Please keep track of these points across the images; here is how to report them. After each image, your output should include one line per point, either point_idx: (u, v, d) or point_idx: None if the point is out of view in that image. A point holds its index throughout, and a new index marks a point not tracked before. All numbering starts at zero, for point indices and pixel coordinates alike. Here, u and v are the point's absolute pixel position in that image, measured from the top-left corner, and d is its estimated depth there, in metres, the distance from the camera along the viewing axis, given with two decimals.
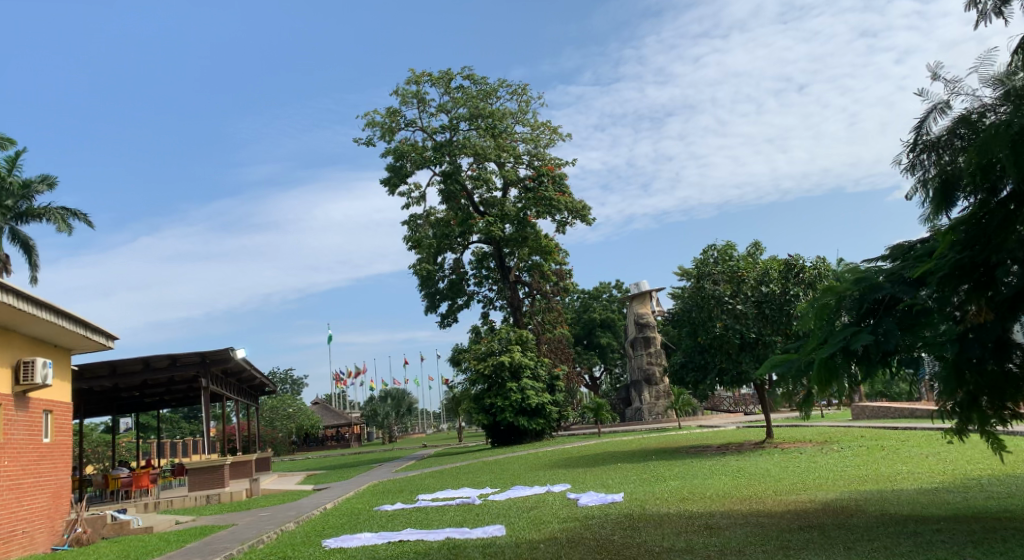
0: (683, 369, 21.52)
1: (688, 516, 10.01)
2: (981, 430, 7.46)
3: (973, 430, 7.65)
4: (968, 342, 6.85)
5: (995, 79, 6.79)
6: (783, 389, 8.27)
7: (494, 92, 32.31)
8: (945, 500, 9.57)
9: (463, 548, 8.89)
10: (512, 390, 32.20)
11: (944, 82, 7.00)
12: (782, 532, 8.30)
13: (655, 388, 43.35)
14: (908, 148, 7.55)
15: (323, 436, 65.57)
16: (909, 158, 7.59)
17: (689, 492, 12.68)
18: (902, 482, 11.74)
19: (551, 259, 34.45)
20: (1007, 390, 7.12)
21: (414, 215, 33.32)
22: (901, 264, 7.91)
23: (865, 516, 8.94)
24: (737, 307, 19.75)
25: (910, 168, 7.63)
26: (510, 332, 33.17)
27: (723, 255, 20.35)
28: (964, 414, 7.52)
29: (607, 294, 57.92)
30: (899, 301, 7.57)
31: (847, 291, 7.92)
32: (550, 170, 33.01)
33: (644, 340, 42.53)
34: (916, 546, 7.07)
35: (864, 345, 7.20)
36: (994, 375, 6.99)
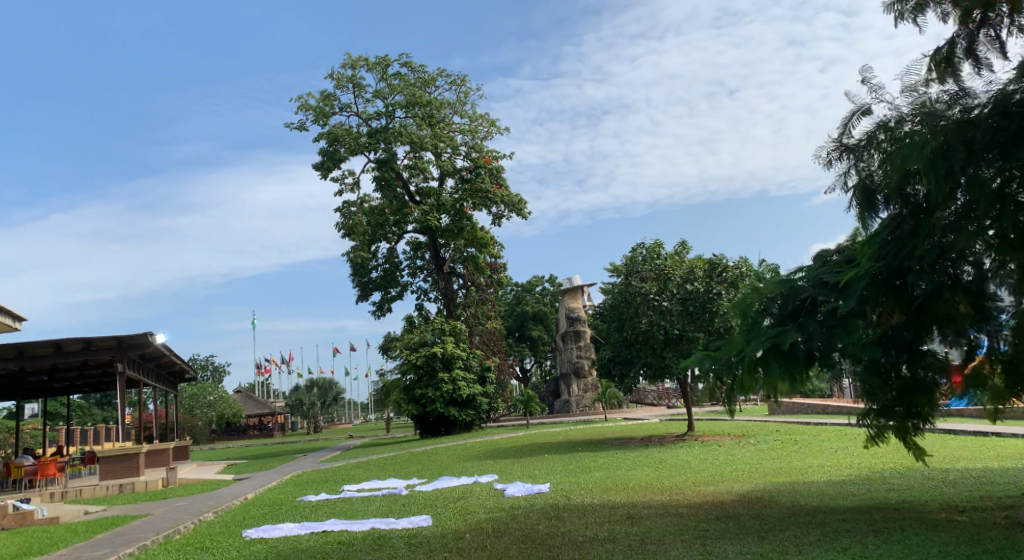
0: (610, 363, 21.88)
1: (610, 505, 10.22)
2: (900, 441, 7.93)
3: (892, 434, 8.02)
4: (885, 346, 7.32)
5: (912, 89, 7.23)
6: (704, 384, 8.48)
7: (433, 82, 32.07)
8: (851, 492, 10.09)
9: (387, 537, 8.85)
10: (443, 381, 32.12)
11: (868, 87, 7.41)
12: (700, 522, 8.56)
13: (583, 381, 44.08)
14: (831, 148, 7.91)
15: (244, 426, 63.94)
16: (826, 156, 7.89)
17: (614, 482, 12.99)
18: (812, 473, 12.35)
19: (486, 251, 34.30)
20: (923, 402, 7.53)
21: (346, 202, 32.70)
22: (819, 270, 8.36)
23: (778, 507, 9.31)
24: (663, 304, 20.19)
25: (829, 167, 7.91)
26: (443, 323, 33.00)
27: (651, 254, 20.84)
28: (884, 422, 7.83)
29: (539, 287, 58.40)
30: (819, 303, 8.08)
31: (772, 295, 8.31)
32: (487, 162, 32.88)
33: (575, 334, 43.06)
34: (822, 534, 7.41)
35: (792, 345, 7.53)
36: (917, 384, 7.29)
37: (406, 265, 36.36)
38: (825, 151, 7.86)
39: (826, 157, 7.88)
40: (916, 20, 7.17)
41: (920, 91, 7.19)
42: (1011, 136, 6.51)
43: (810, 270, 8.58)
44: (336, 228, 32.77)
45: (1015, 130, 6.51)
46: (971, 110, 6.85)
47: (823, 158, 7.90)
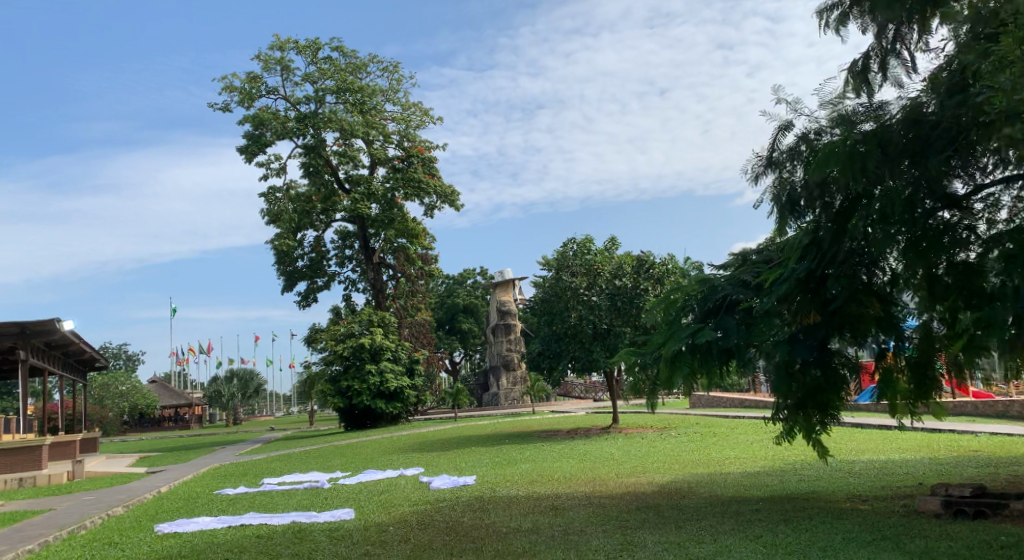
0: (539, 356, 22.01)
1: (534, 497, 10.28)
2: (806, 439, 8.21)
3: (800, 431, 8.16)
4: (798, 346, 7.63)
5: (830, 102, 7.48)
6: (630, 378, 8.73)
7: (365, 68, 31.53)
8: (766, 483, 10.45)
9: (309, 531, 8.66)
10: (370, 373, 31.71)
11: (787, 102, 7.61)
12: (621, 512, 8.70)
13: (512, 374, 44.45)
14: (758, 162, 8.15)
15: (159, 417, 61.61)
16: (753, 171, 8.15)
17: (539, 474, 13.09)
18: (728, 465, 12.73)
19: (417, 242, 33.96)
20: (829, 401, 7.85)
21: (272, 188, 31.82)
22: (740, 269, 8.61)
23: (696, 497, 9.57)
24: (592, 299, 20.45)
25: (757, 180, 8.13)
26: (372, 314, 32.53)
27: (582, 249, 21.14)
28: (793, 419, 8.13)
29: (471, 280, 58.32)
30: (738, 303, 8.30)
31: (693, 292, 8.57)
32: (420, 152, 32.54)
33: (505, 327, 43.15)
34: (736, 524, 7.64)
35: (706, 341, 7.85)
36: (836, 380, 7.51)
37: (335, 254, 35.71)
38: (752, 166, 8.12)
39: (752, 171, 8.12)
40: (838, 32, 7.38)
41: (837, 103, 7.45)
42: (918, 149, 6.84)
43: (731, 269, 8.81)
44: (261, 215, 31.87)
45: (922, 143, 6.84)
46: (884, 123, 7.07)
47: (750, 173, 8.14)
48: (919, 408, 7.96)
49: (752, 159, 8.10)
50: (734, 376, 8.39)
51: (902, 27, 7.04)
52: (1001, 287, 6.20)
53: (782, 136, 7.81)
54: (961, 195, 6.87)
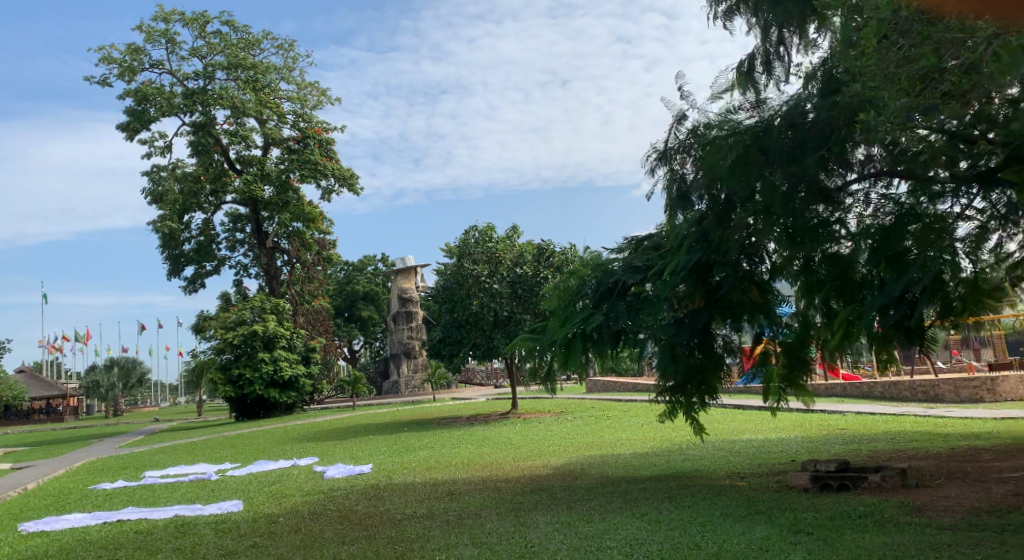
0: (440, 344, 21.92)
1: (431, 483, 10.27)
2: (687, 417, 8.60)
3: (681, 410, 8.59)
4: (681, 328, 7.99)
5: (719, 96, 7.77)
6: (529, 364, 8.88)
7: (257, 44, 30.32)
8: (654, 462, 10.87)
9: (193, 524, 8.31)
10: (263, 361, 30.71)
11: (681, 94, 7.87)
12: (516, 495, 8.83)
13: (413, 361, 44.16)
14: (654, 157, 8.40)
15: (28, 410, 57.47)
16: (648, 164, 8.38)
17: (436, 460, 13.08)
18: (620, 447, 13.15)
19: (314, 226, 33.09)
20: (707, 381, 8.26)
21: (156, 166, 30.18)
22: (632, 254, 8.85)
23: (588, 478, 9.84)
24: (493, 286, 20.56)
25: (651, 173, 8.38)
26: (265, 301, 31.47)
27: (484, 237, 21.23)
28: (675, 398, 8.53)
29: (371, 267, 57.41)
30: (629, 287, 8.57)
31: (588, 276, 8.79)
32: (317, 133, 31.60)
33: (406, 314, 42.73)
34: (625, 503, 7.90)
35: (597, 326, 8.09)
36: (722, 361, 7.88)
37: (225, 238, 34.28)
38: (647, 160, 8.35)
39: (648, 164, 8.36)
40: (726, 26, 7.70)
41: (724, 97, 7.76)
42: (798, 146, 7.16)
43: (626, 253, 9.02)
44: (144, 195, 30.18)
45: (801, 140, 7.17)
46: (766, 120, 7.44)
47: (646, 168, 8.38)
48: (787, 390, 8.21)
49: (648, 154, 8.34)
50: (625, 359, 8.66)
51: (783, 30, 7.35)
52: (870, 276, 6.78)
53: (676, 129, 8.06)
54: (834, 187, 7.19)
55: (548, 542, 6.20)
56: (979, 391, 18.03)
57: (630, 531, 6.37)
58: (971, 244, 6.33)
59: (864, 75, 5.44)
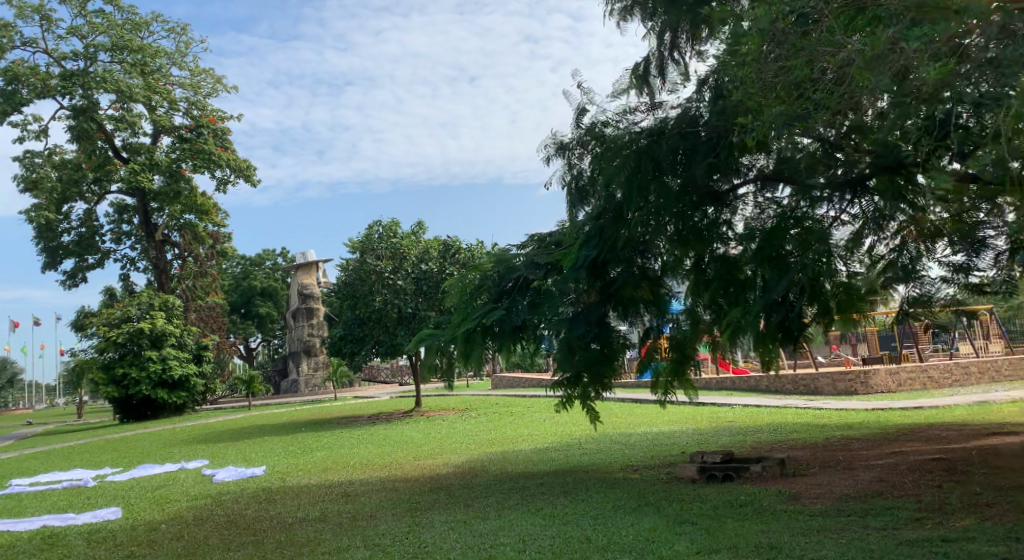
0: (341, 341, 21.35)
1: (326, 485, 10.03)
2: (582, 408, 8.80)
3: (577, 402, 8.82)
4: (577, 322, 8.16)
5: (616, 94, 7.95)
6: (430, 361, 8.78)
7: (146, 26, 28.74)
8: (553, 457, 11.02)
9: (62, 536, 7.78)
10: (151, 360, 29.19)
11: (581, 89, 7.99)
12: (413, 494, 8.75)
13: (313, 359, 43.07)
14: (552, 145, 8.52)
15: None
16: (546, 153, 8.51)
17: (333, 461, 12.78)
18: (521, 443, 13.27)
19: (208, 218, 31.72)
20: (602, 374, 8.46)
21: (30, 152, 28.12)
22: (534, 251, 8.88)
23: (487, 475, 9.87)
24: (397, 282, 20.31)
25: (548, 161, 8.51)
26: (154, 296, 29.91)
27: (388, 231, 20.85)
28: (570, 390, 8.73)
29: (269, 262, 55.59)
30: (530, 283, 8.56)
31: (489, 271, 8.72)
32: (211, 122, 30.16)
33: (307, 311, 41.64)
34: (521, 499, 7.98)
35: (496, 320, 8.16)
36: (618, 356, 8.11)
37: (110, 230, 32.36)
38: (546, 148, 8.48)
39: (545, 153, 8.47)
40: (621, 22, 7.87)
41: (621, 96, 7.94)
42: (689, 150, 7.38)
43: (529, 249, 9.04)
44: (16, 182, 28.10)
45: (693, 144, 7.39)
46: (660, 121, 7.70)
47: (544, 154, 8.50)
48: (675, 383, 8.54)
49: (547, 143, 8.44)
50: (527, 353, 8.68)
51: (677, 35, 7.62)
52: (753, 277, 7.10)
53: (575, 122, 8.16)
54: (723, 190, 7.45)
55: (442, 542, 6.17)
56: (854, 383, 19.23)
57: (524, 527, 6.44)
58: (848, 250, 6.67)
59: (743, 82, 5.58)
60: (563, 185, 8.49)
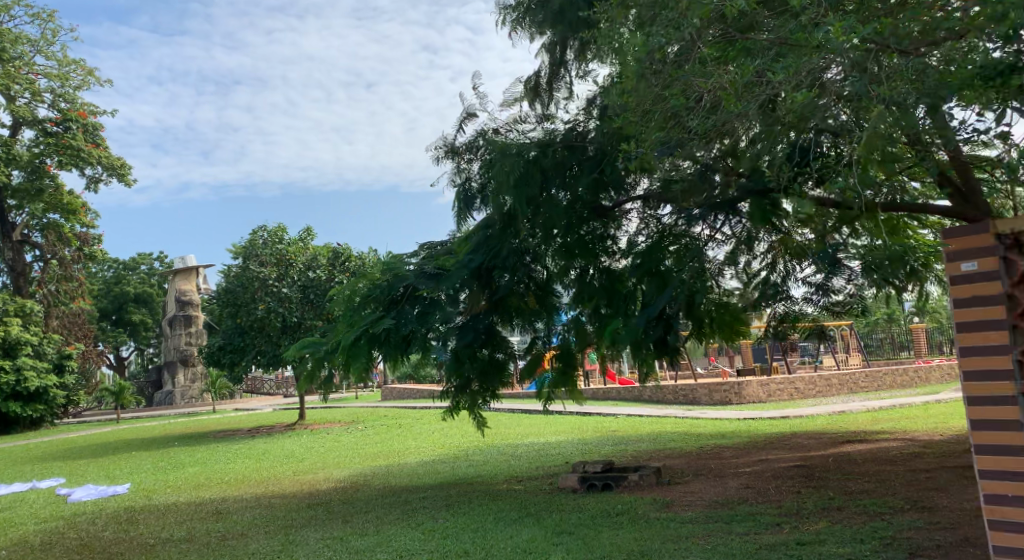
0: (219, 351, 20.41)
1: (195, 503, 9.51)
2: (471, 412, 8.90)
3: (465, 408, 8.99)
4: (466, 331, 8.08)
5: (508, 103, 7.89)
6: (314, 371, 8.56)
7: (7, 9, 26.59)
8: (438, 470, 10.92)
9: None
10: (4, 370, 26.87)
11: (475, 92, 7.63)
12: (288, 511, 8.43)
13: (190, 370, 40.96)
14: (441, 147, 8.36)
15: None
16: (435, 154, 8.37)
17: (206, 477, 12.14)
18: (406, 456, 13.06)
19: (75, 218, 29.63)
20: (490, 380, 8.63)
21: None
22: (425, 259, 8.71)
23: (369, 489, 9.66)
24: (282, 290, 19.65)
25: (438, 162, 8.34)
26: (9, 301, 27.56)
27: (273, 237, 20.32)
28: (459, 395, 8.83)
29: (145, 266, 52.52)
30: (419, 293, 8.31)
31: (377, 280, 8.52)
32: (81, 116, 28.16)
33: (185, 318, 39.60)
34: (402, 513, 7.84)
35: (385, 329, 7.82)
36: (502, 365, 8.31)
37: None
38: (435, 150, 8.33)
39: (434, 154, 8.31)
40: (513, 32, 8.04)
41: (513, 104, 7.86)
42: (576, 165, 7.56)
43: (421, 259, 8.86)
44: None
45: (581, 160, 7.59)
46: (548, 134, 7.78)
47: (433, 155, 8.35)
48: (562, 387, 8.81)
49: (436, 144, 8.26)
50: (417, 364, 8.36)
51: (568, 52, 7.84)
52: (635, 290, 7.29)
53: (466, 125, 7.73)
54: (608, 206, 7.60)
55: None
56: (730, 394, 20.18)
57: (401, 542, 6.31)
58: (723, 264, 6.97)
59: (626, 111, 5.78)
60: (455, 186, 8.29)
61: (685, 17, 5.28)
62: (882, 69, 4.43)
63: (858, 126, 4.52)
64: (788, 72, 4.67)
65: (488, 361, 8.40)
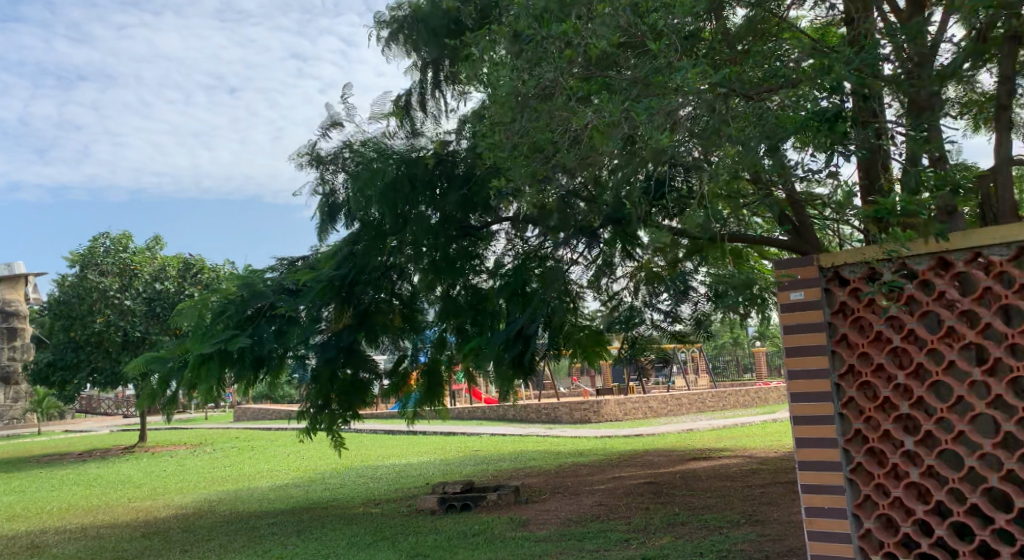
0: (49, 368, 18.66)
1: (10, 536, 8.58)
2: (331, 429, 8.62)
3: (322, 429, 8.69)
4: (326, 348, 7.94)
5: (377, 117, 7.62)
6: (159, 391, 8.01)
7: None
8: (291, 494, 10.49)
9: None
10: None
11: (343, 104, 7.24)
12: (119, 542, 7.78)
13: (14, 388, 37.13)
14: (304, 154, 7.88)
15: None
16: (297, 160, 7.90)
17: (25, 507, 11.00)
18: (258, 479, 12.45)
19: None
20: (353, 400, 8.43)
21: None
22: (284, 274, 8.42)
23: (213, 516, 9.11)
24: (125, 303, 18.29)
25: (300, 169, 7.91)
26: None
27: (117, 245, 19.03)
28: (319, 416, 8.57)
29: None
30: (275, 310, 8.06)
31: (231, 296, 8.06)
32: None
33: (9, 331, 35.95)
34: (248, 540, 7.44)
35: (239, 349, 7.44)
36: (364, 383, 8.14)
37: None
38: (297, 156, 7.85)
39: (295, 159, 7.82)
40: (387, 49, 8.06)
41: (382, 119, 7.64)
42: (446, 183, 7.49)
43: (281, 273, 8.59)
44: None
45: (448, 176, 7.56)
46: (415, 151, 7.54)
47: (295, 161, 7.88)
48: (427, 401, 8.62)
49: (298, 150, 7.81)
50: (276, 381, 8.24)
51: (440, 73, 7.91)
52: (501, 309, 7.39)
53: (329, 133, 7.48)
54: (476, 226, 7.62)
55: None
56: (589, 412, 20.77)
57: None
58: (587, 288, 7.15)
59: (497, 144, 5.76)
60: (317, 197, 8.02)
61: (551, 52, 5.47)
62: (730, 110, 4.69)
63: (707, 162, 4.67)
64: (651, 113, 4.76)
65: (350, 380, 8.27)
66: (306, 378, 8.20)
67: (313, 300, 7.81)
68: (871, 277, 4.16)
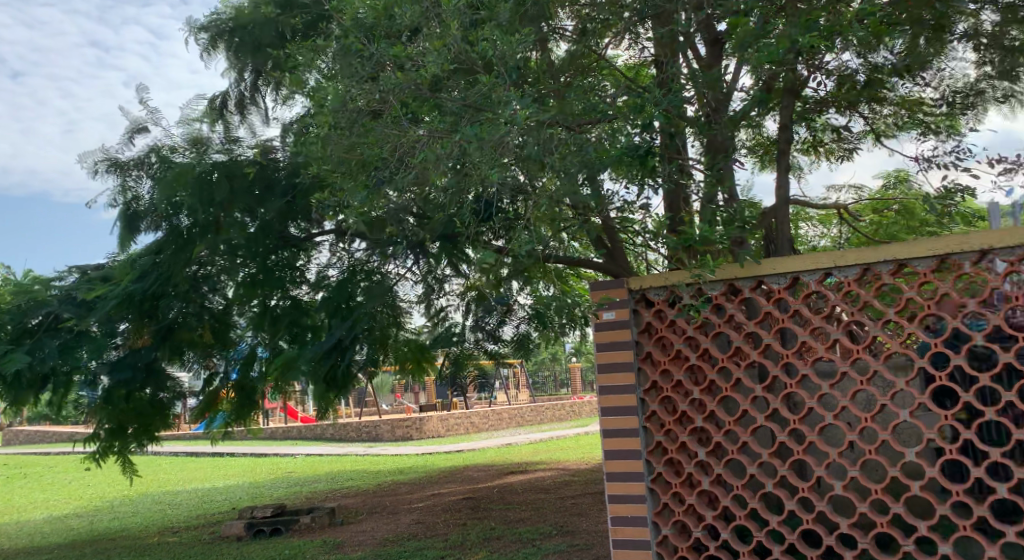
0: None
1: None
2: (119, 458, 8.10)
3: (113, 452, 8.08)
4: (121, 366, 7.37)
5: (187, 121, 7.16)
6: None
7: None
8: (72, 526, 9.45)
9: None
10: None
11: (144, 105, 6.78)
12: None
13: None
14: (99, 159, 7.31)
15: None
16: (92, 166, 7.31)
17: None
18: (32, 511, 11.08)
19: None
20: (151, 423, 7.88)
21: None
22: (75, 284, 7.59)
23: None
24: None
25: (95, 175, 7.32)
26: None
27: None
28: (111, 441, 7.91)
29: None
30: (61, 323, 7.33)
31: (6, 306, 7.24)
32: None
33: None
34: None
35: (14, 369, 6.60)
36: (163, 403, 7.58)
37: None
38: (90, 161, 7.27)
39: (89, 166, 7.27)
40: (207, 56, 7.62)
41: (193, 123, 7.18)
42: (265, 188, 7.18)
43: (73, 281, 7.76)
44: None
45: (267, 183, 7.23)
46: (232, 157, 7.12)
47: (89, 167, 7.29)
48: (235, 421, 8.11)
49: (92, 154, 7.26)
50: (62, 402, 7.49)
51: (258, 80, 7.64)
52: (321, 323, 6.97)
53: (133, 138, 6.92)
54: (298, 237, 7.39)
55: None
56: (410, 429, 20.60)
57: None
58: (414, 302, 7.18)
59: (320, 156, 5.70)
60: (115, 206, 7.42)
61: (380, 69, 5.48)
62: (553, 138, 4.81)
63: (532, 186, 4.84)
64: (480, 140, 4.77)
65: (147, 401, 7.72)
66: (95, 397, 7.57)
67: (109, 313, 7.18)
68: (671, 301, 4.51)
